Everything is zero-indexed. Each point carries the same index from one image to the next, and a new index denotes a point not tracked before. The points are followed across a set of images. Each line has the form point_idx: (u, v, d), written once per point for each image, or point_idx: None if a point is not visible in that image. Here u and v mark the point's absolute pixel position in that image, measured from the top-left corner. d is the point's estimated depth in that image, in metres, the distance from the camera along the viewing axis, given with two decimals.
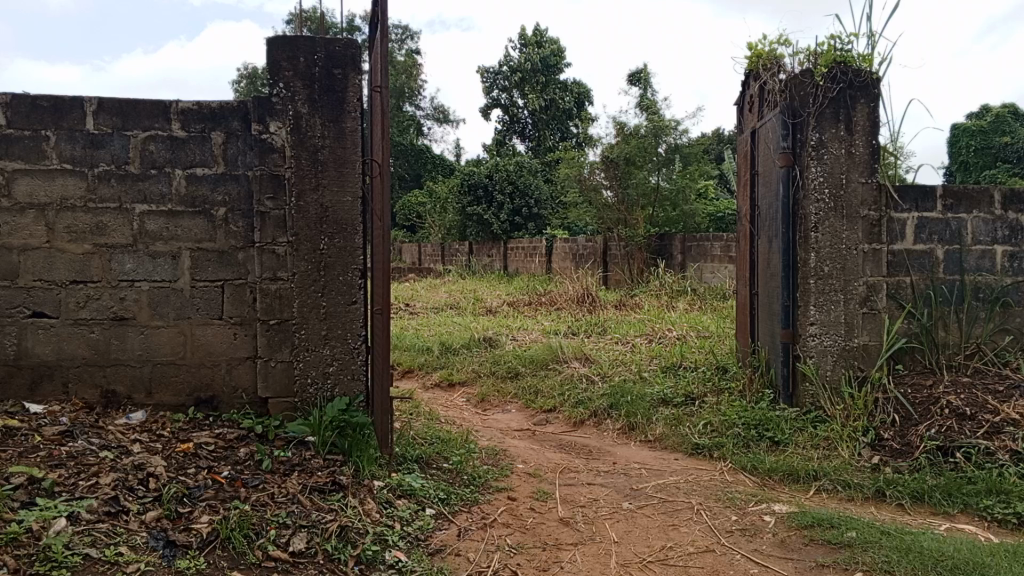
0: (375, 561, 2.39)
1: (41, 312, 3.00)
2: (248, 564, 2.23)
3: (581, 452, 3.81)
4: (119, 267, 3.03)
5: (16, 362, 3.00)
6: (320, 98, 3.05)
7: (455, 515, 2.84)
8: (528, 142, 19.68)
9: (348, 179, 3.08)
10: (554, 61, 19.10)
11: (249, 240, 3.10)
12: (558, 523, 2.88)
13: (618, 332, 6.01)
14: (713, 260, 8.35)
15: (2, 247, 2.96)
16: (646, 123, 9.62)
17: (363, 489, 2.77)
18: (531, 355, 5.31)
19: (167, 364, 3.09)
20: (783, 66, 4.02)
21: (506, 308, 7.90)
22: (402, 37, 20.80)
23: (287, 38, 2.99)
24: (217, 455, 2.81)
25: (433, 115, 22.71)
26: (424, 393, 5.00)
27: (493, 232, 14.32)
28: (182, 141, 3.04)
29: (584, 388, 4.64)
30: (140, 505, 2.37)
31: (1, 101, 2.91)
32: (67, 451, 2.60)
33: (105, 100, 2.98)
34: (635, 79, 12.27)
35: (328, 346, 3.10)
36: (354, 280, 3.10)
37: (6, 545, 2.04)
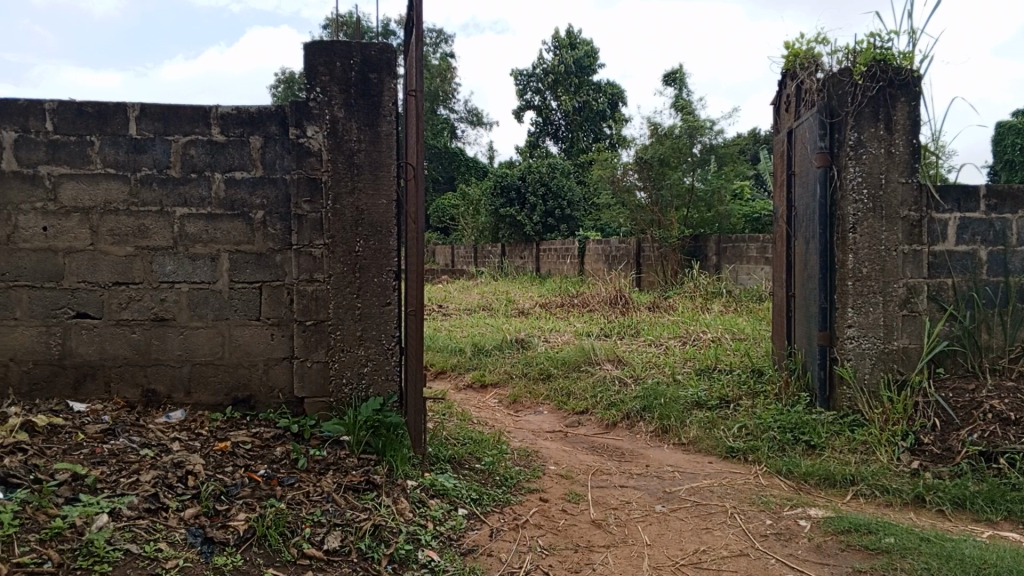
0: (408, 560, 2.41)
1: (85, 312, 3.08)
2: (283, 561, 2.26)
3: (614, 454, 3.79)
4: (160, 269, 3.10)
5: (61, 361, 3.08)
6: (356, 102, 3.09)
7: (487, 516, 2.85)
8: (561, 144, 19.66)
9: (383, 181, 3.11)
10: (588, 62, 19.05)
11: (286, 242, 3.15)
12: (590, 525, 2.87)
13: (651, 334, 5.97)
14: (749, 261, 8.25)
15: (48, 249, 3.04)
16: (680, 123, 9.56)
17: (396, 488, 2.79)
18: (564, 357, 5.30)
19: (205, 364, 3.15)
20: (821, 65, 3.95)
21: (538, 309, 7.91)
22: (437, 41, 20.96)
23: (324, 43, 3.03)
24: (254, 454, 2.85)
25: (466, 117, 22.80)
26: (457, 394, 5.03)
27: (526, 234, 14.33)
28: (221, 145, 3.10)
29: (616, 390, 4.62)
30: (179, 502, 2.42)
31: (48, 107, 2.99)
32: (109, 449, 2.67)
33: (147, 106, 3.05)
34: (670, 79, 12.19)
35: (363, 347, 3.14)
36: (388, 282, 3.13)
37: (51, 539, 2.10)
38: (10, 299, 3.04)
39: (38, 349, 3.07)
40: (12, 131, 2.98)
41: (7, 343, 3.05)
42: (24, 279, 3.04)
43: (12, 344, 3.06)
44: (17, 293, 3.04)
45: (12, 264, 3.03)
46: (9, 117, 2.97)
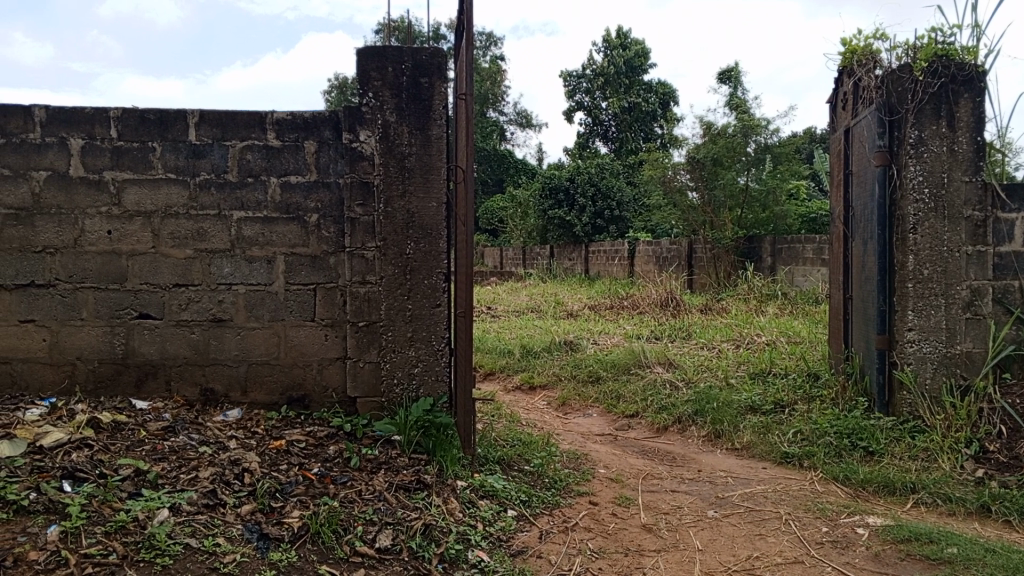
0: (458, 560, 2.43)
1: (147, 313, 3.18)
2: (336, 559, 2.29)
3: (665, 459, 3.75)
4: (218, 271, 3.18)
5: (124, 360, 3.19)
6: (408, 106, 3.12)
7: (537, 518, 2.85)
8: (611, 145, 19.55)
9: (433, 185, 3.14)
10: (639, 62, 18.89)
11: (339, 245, 3.20)
12: (641, 529, 2.85)
13: (704, 337, 5.89)
14: (805, 262, 8.08)
15: (112, 252, 3.14)
16: (734, 122, 9.44)
17: (446, 488, 2.81)
18: (613, 359, 5.27)
19: (262, 364, 3.23)
20: (879, 62, 3.84)
21: (587, 311, 7.88)
22: (487, 44, 21.10)
23: (376, 48, 3.07)
24: (308, 452, 2.91)
25: (516, 120, 22.85)
26: (506, 396, 5.04)
27: (575, 235, 14.29)
28: (277, 150, 3.16)
29: (667, 393, 4.57)
30: (236, 499, 2.48)
31: (113, 115, 3.09)
32: (170, 446, 2.75)
33: (206, 112, 3.13)
34: (724, 77, 12.01)
35: (413, 348, 3.18)
36: (438, 284, 3.16)
37: (115, 532, 2.17)
38: (76, 300, 3.15)
39: (103, 349, 3.18)
40: (79, 138, 3.09)
41: (74, 343, 3.17)
42: (90, 280, 3.15)
43: (78, 343, 3.17)
44: (83, 294, 3.15)
45: (79, 267, 3.14)
46: (76, 124, 3.08)
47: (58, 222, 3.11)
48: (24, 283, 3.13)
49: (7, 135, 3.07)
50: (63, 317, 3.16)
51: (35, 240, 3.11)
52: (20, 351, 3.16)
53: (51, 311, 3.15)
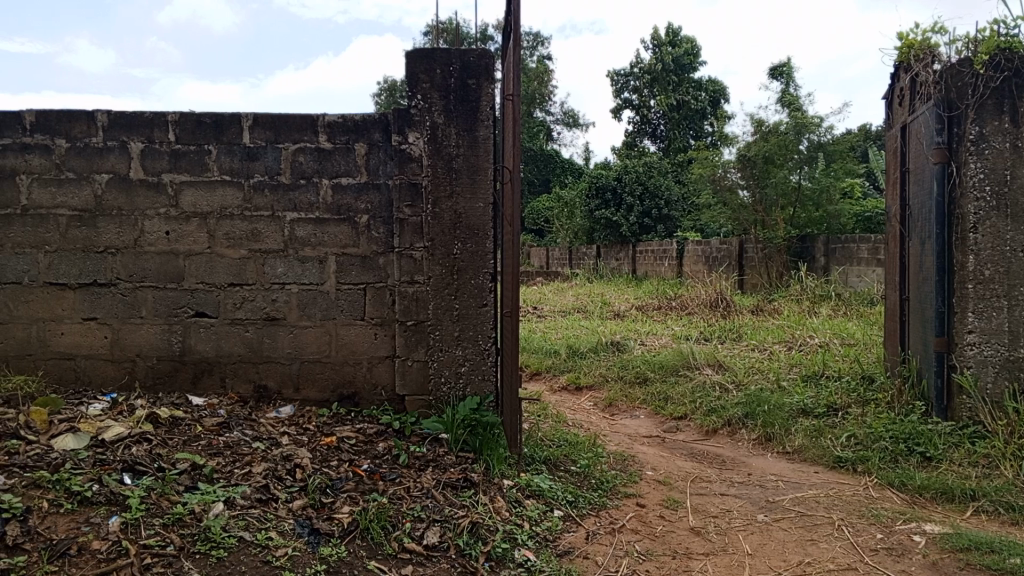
0: (505, 558, 2.43)
1: (203, 312, 3.27)
2: (384, 555, 2.32)
3: (714, 461, 3.70)
4: (272, 270, 3.25)
5: (181, 357, 3.28)
6: (456, 108, 3.15)
7: (583, 519, 2.84)
8: (660, 143, 19.36)
9: (480, 185, 3.16)
10: (689, 60, 18.66)
11: (388, 245, 3.24)
12: (689, 532, 2.82)
13: (755, 338, 5.79)
14: (860, 262, 7.89)
15: (170, 252, 3.23)
16: (787, 120, 9.27)
17: (493, 487, 2.82)
18: (661, 361, 5.22)
19: (314, 362, 3.29)
20: (938, 56, 3.73)
21: (634, 311, 7.82)
22: (534, 44, 21.14)
23: (426, 51, 3.11)
24: (358, 449, 2.95)
25: (562, 119, 22.81)
26: (552, 396, 5.04)
27: (622, 235, 14.19)
28: (328, 152, 3.22)
29: (717, 395, 4.51)
30: (288, 493, 2.53)
31: (171, 119, 3.18)
32: (224, 441, 2.82)
33: (260, 116, 3.20)
34: (776, 74, 11.78)
35: (460, 347, 3.21)
36: (484, 283, 3.18)
37: (173, 525, 2.24)
38: (136, 299, 3.25)
39: (161, 346, 3.27)
40: (139, 142, 3.19)
41: (133, 340, 3.27)
42: (149, 280, 3.25)
43: (138, 340, 3.27)
44: (143, 293, 3.25)
45: (138, 266, 3.24)
46: (136, 128, 3.18)
47: (119, 223, 3.22)
48: (87, 282, 3.24)
49: (71, 139, 3.18)
50: (124, 315, 3.26)
51: (98, 241, 3.22)
52: (83, 348, 3.27)
53: (112, 309, 3.26)
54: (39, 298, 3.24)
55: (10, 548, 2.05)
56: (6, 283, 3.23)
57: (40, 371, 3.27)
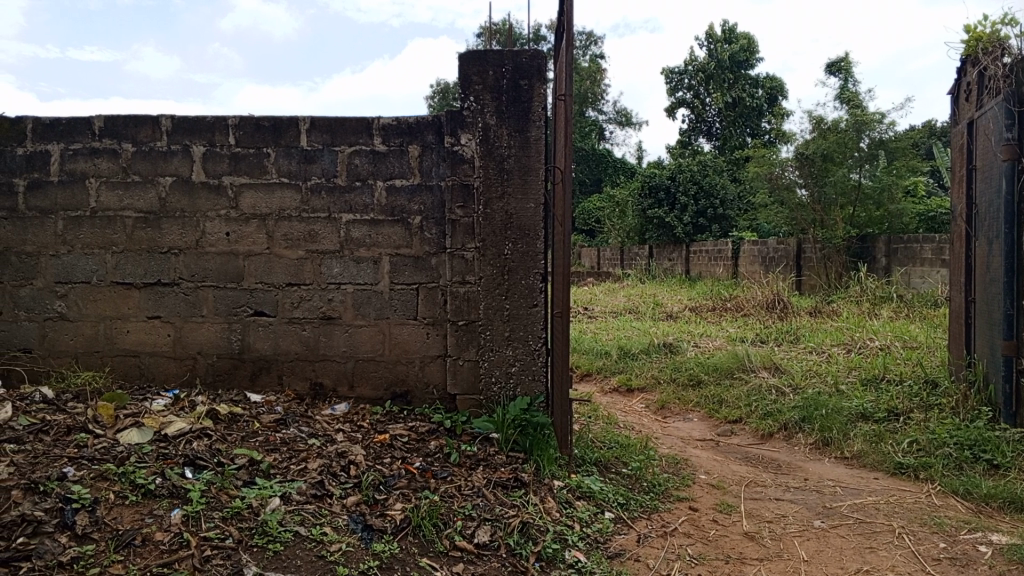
0: (556, 559, 2.43)
1: (262, 310, 3.35)
2: (436, 552, 2.34)
3: (769, 466, 3.63)
4: (328, 271, 3.31)
5: (240, 355, 3.37)
6: (508, 109, 3.16)
7: (635, 521, 2.82)
8: (714, 142, 19.09)
9: (532, 185, 3.17)
10: (745, 57, 18.33)
11: (441, 246, 3.27)
12: (743, 537, 2.77)
13: (812, 341, 5.66)
14: (924, 263, 7.66)
15: (230, 253, 3.32)
16: (847, 117, 9.04)
17: (544, 487, 2.83)
18: (715, 362, 5.15)
19: (368, 360, 3.34)
20: (1008, 49, 3.60)
21: (688, 313, 7.73)
22: (587, 44, 21.07)
23: (478, 52, 3.13)
24: (410, 447, 2.99)
25: (615, 119, 22.68)
26: (603, 397, 5.01)
27: (675, 235, 14.03)
28: (382, 155, 3.26)
29: (773, 399, 4.42)
30: (343, 490, 2.58)
31: (232, 123, 3.27)
32: (281, 437, 2.88)
33: (317, 119, 3.27)
34: (835, 69, 11.49)
35: (511, 347, 3.22)
36: (535, 284, 3.19)
37: (232, 518, 2.31)
38: (197, 298, 3.35)
39: (221, 344, 3.36)
40: (201, 145, 3.29)
41: (195, 338, 3.37)
42: (210, 279, 3.34)
43: (200, 338, 3.37)
44: (204, 292, 3.35)
45: (200, 266, 3.33)
46: (198, 133, 3.28)
47: (181, 224, 3.32)
48: (151, 281, 3.35)
49: (137, 144, 3.30)
50: (186, 314, 3.37)
51: (162, 242, 3.33)
52: (148, 345, 3.38)
53: (175, 308, 3.36)
54: (106, 297, 3.37)
55: (79, 537, 2.14)
56: (76, 282, 3.37)
57: (108, 367, 3.40)
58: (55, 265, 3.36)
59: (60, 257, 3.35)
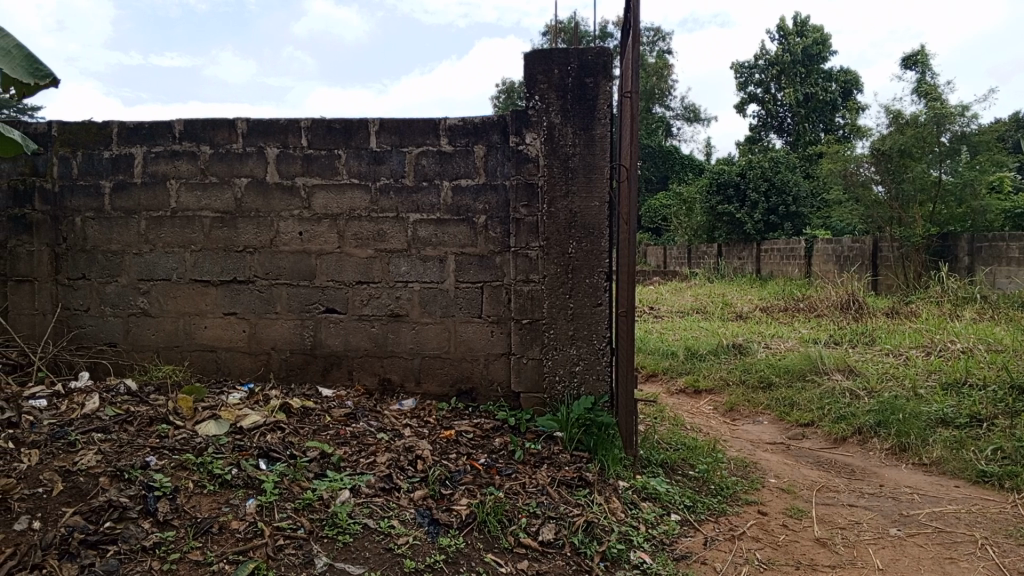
0: (620, 559, 2.42)
1: (333, 307, 3.43)
2: (501, 548, 2.36)
3: (842, 471, 3.53)
4: (396, 270, 3.37)
5: (312, 350, 3.46)
6: (573, 107, 3.15)
7: (702, 524, 2.78)
8: (786, 137, 18.60)
9: (596, 184, 3.16)
10: (818, 50, 17.78)
11: (505, 245, 3.29)
12: (814, 543, 2.70)
13: (889, 343, 5.46)
14: (1011, 262, 7.30)
15: (303, 252, 3.42)
16: (925, 110, 8.52)
17: (608, 487, 2.82)
18: (786, 364, 5.02)
19: (433, 357, 3.39)
20: None
21: (758, 313, 7.56)
22: (654, 40, 20.81)
23: (544, 51, 3.13)
24: (475, 443, 3.02)
25: (683, 115, 22.34)
26: (670, 399, 4.95)
27: (745, 234, 13.71)
28: (449, 155, 3.30)
29: (847, 402, 4.28)
30: (410, 484, 2.62)
31: (304, 125, 3.36)
32: (351, 431, 2.96)
33: (386, 121, 3.33)
34: (911, 62, 11.05)
35: (575, 346, 3.21)
36: (599, 283, 3.17)
37: (303, 509, 2.38)
38: (272, 295, 3.46)
39: (294, 340, 3.47)
40: (275, 147, 3.39)
41: (269, 334, 3.48)
42: (283, 278, 3.45)
43: (273, 334, 3.48)
44: (278, 290, 3.45)
45: (274, 265, 3.44)
46: (273, 135, 3.39)
47: (257, 224, 3.43)
48: (228, 279, 3.48)
49: (215, 146, 3.43)
50: (261, 311, 3.48)
51: (238, 241, 3.45)
52: (224, 341, 3.51)
53: (250, 304, 3.48)
54: (186, 294, 3.51)
55: (161, 523, 2.24)
56: (157, 280, 3.52)
57: (187, 361, 3.54)
58: (138, 264, 3.51)
59: (143, 256, 3.51)
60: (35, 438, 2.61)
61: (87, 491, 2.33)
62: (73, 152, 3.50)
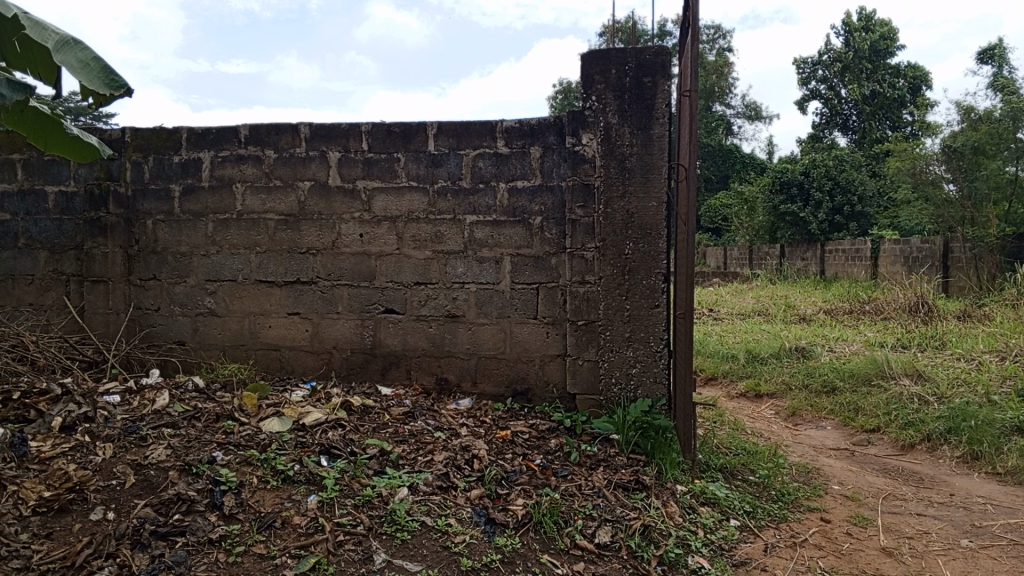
0: (678, 564, 2.39)
1: (392, 308, 3.49)
2: (557, 549, 2.36)
3: (910, 479, 3.41)
4: (453, 271, 3.41)
5: (372, 349, 3.52)
6: (631, 107, 3.13)
7: (762, 530, 2.72)
8: (851, 135, 18.06)
9: (654, 184, 3.13)
10: (885, 45, 17.21)
11: (561, 246, 3.29)
12: (880, 552, 2.62)
13: (961, 347, 5.26)
14: None
15: (363, 253, 3.48)
16: (1001, 106, 8.27)
17: (666, 491, 2.79)
18: (851, 368, 4.88)
19: (490, 357, 3.41)
20: None
21: (821, 315, 7.37)
22: (714, 37, 20.48)
23: (601, 51, 3.12)
24: (531, 444, 3.03)
25: (744, 113, 21.92)
26: (729, 402, 4.86)
27: (809, 234, 13.36)
28: (505, 157, 3.32)
29: (915, 408, 4.14)
30: (467, 483, 2.65)
31: (365, 130, 3.43)
32: (409, 430, 3.00)
33: (444, 124, 3.36)
34: (986, 57, 10.61)
35: (632, 348, 3.19)
36: (657, 284, 3.15)
37: (363, 505, 2.42)
38: (333, 296, 3.54)
39: (354, 339, 3.53)
40: (337, 151, 3.46)
41: (331, 333, 3.56)
42: (345, 279, 3.52)
43: (335, 333, 3.55)
44: (339, 291, 3.53)
45: (336, 266, 3.52)
46: (334, 139, 3.46)
47: (319, 226, 3.51)
48: (292, 280, 3.56)
49: (279, 150, 3.52)
50: (323, 310, 3.56)
51: (301, 243, 3.54)
52: (288, 340, 3.60)
53: (313, 304, 3.56)
54: (251, 294, 3.61)
55: (227, 517, 2.31)
56: (224, 280, 3.63)
57: (252, 359, 3.65)
58: (206, 264, 3.63)
59: (210, 257, 3.62)
60: (109, 432, 2.72)
61: (157, 484, 2.42)
62: (145, 157, 3.64)
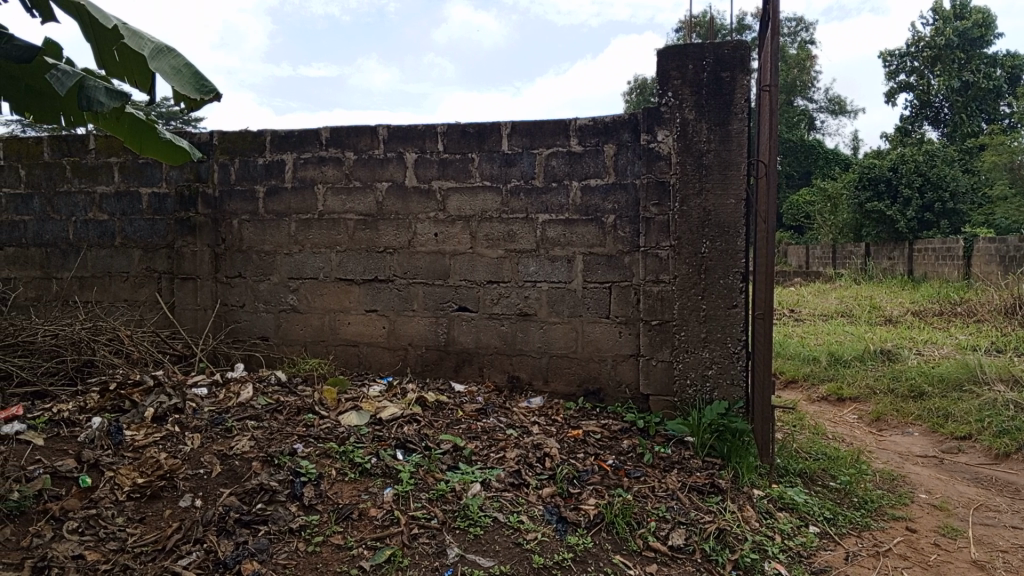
0: (753, 569, 2.34)
1: (465, 306, 3.53)
2: (629, 550, 2.34)
3: (1004, 490, 3.24)
4: (525, 270, 3.42)
5: (446, 347, 3.57)
6: (708, 102, 3.08)
7: (843, 538, 2.63)
8: (942, 129, 17.26)
9: (732, 181, 3.06)
10: (980, 33, 16.37)
11: (634, 245, 3.26)
12: (970, 565, 2.50)
13: None
14: None
15: (438, 252, 3.54)
16: None
17: (742, 496, 2.73)
18: (940, 372, 4.67)
19: (562, 356, 3.41)
20: None
21: (909, 317, 7.06)
22: (796, 31, 19.94)
23: (678, 47, 3.08)
24: (603, 443, 3.02)
25: (827, 108, 21.21)
26: (810, 406, 4.72)
27: (896, 231, 12.81)
28: (579, 155, 3.31)
29: (1011, 415, 3.93)
30: (538, 480, 2.66)
31: (440, 130, 3.48)
32: (482, 426, 3.03)
33: (518, 123, 3.38)
34: None
35: (707, 349, 3.14)
36: (734, 283, 3.09)
37: (436, 500, 2.46)
38: (409, 294, 3.60)
39: (429, 336, 3.59)
40: (413, 152, 3.52)
41: (406, 330, 3.63)
42: (420, 277, 3.58)
43: (410, 331, 3.62)
44: (415, 289, 3.59)
45: (412, 265, 3.58)
46: (411, 140, 3.52)
47: (396, 226, 3.58)
48: (370, 278, 3.65)
49: (358, 152, 3.60)
50: (399, 308, 3.63)
51: (379, 242, 3.61)
52: (366, 336, 3.69)
53: (390, 302, 3.64)
54: (330, 292, 3.72)
55: (306, 507, 2.38)
56: (305, 278, 3.74)
57: (331, 355, 3.75)
58: (289, 263, 3.76)
59: (292, 256, 3.75)
60: (198, 423, 2.85)
61: (242, 474, 2.52)
62: (232, 160, 3.79)
